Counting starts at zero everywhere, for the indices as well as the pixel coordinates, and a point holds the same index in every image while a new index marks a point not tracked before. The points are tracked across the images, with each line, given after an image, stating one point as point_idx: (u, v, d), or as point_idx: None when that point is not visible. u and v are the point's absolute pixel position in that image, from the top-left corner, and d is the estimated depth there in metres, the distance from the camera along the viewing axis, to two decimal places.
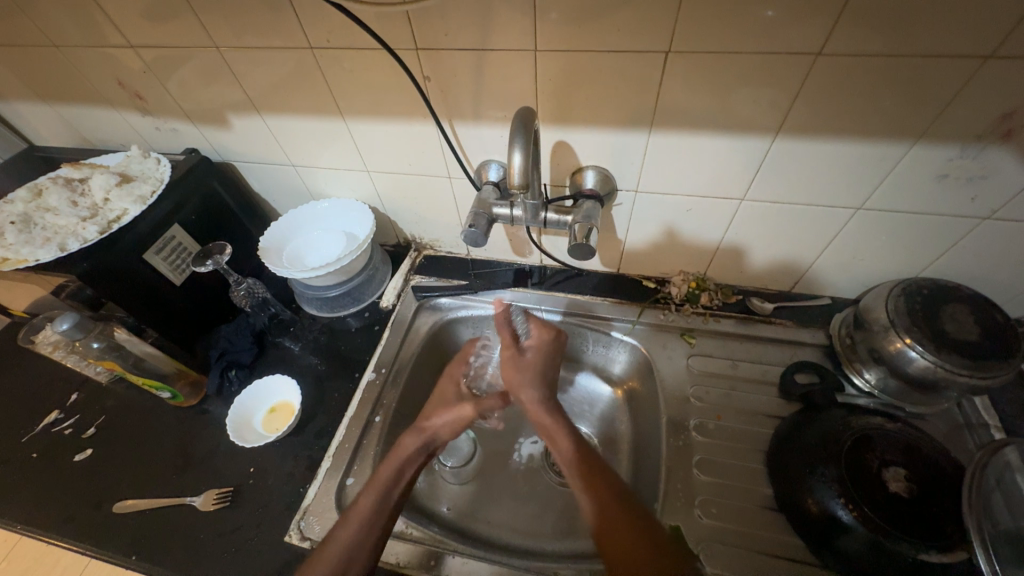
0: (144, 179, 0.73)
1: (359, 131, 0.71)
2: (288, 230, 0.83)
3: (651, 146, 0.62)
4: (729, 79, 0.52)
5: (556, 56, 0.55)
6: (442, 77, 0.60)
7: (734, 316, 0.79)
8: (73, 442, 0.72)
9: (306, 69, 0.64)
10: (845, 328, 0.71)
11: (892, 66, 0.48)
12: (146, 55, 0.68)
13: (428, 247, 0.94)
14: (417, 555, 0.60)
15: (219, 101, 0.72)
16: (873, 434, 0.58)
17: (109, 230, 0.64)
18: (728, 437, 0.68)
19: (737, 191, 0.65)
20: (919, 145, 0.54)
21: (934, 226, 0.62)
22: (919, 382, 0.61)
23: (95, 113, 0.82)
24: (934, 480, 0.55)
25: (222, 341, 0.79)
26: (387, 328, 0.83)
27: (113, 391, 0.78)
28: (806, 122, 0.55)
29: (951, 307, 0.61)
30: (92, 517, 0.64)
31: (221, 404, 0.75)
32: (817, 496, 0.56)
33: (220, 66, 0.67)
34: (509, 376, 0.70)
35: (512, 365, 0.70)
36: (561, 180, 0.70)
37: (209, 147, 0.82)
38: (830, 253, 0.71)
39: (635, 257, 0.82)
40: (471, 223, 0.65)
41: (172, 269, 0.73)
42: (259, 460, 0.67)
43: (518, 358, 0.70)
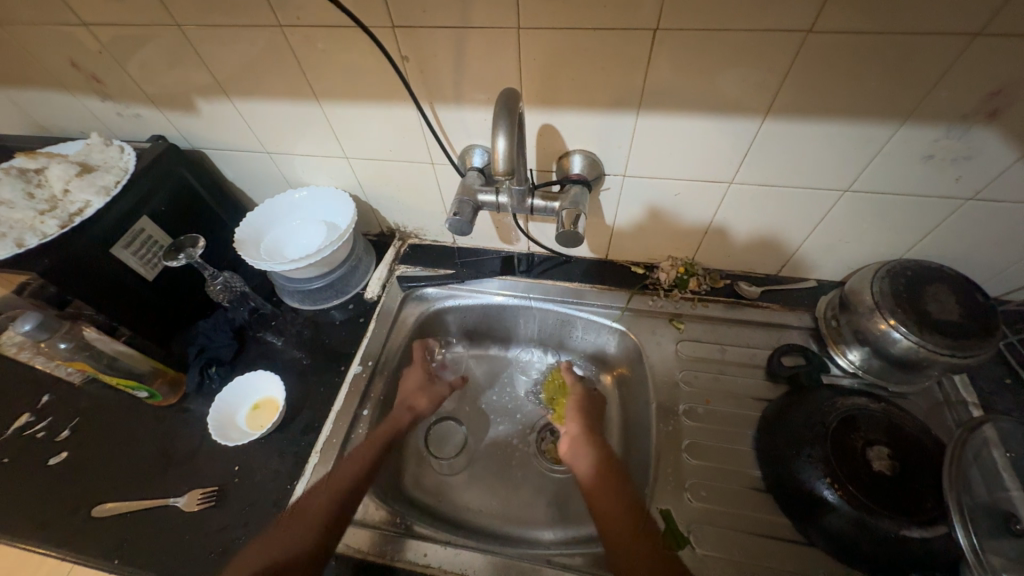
0: (107, 169, 0.69)
1: (336, 116, 0.68)
2: (266, 220, 0.79)
3: (638, 129, 0.61)
4: (717, 58, 0.51)
5: (540, 35, 0.52)
6: (421, 58, 0.58)
7: (722, 301, 0.79)
8: (47, 445, 0.70)
9: (276, 50, 0.60)
10: (831, 310, 0.72)
11: (880, 44, 0.47)
12: (103, 35, 0.63)
13: (413, 236, 0.92)
14: (393, 543, 0.60)
15: (185, 84, 0.68)
16: (857, 415, 0.59)
17: (70, 224, 0.61)
18: (716, 421, 0.69)
19: (726, 175, 0.64)
20: (907, 126, 0.53)
21: (918, 207, 0.62)
22: (901, 362, 0.62)
23: (50, 98, 0.77)
24: (915, 458, 0.56)
25: (200, 338, 0.76)
26: (372, 320, 0.81)
27: (87, 392, 0.75)
28: (794, 103, 0.54)
29: (933, 288, 0.61)
30: (71, 522, 0.62)
31: (203, 402, 0.72)
32: (802, 476, 0.57)
33: (184, 47, 0.63)
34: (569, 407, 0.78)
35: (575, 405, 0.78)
36: (548, 165, 0.69)
37: (177, 134, 0.78)
38: (817, 236, 0.71)
39: (623, 242, 0.81)
40: (455, 211, 0.62)
41: (143, 264, 0.70)
42: (244, 458, 0.66)
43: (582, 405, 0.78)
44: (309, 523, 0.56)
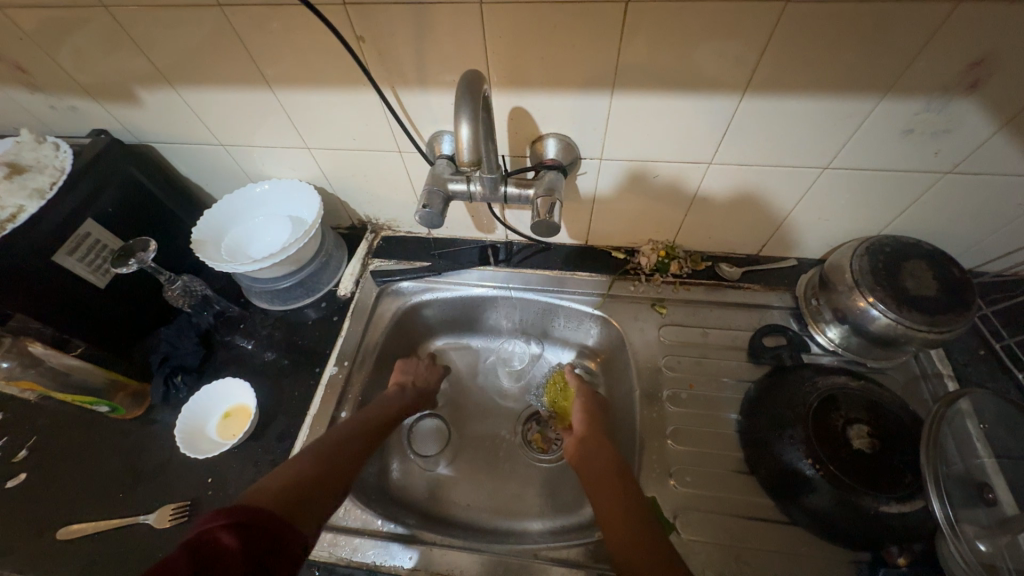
0: (41, 170, 0.63)
1: (292, 103, 0.64)
2: (226, 218, 0.75)
3: (614, 110, 0.58)
4: (693, 32, 0.48)
5: (505, 11, 0.49)
6: (379, 38, 0.53)
7: (704, 283, 0.78)
8: (3, 467, 0.66)
9: (218, 32, 0.55)
10: (811, 288, 0.72)
11: (861, 14, 0.44)
12: (21, 19, 0.57)
13: (386, 228, 0.88)
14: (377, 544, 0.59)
15: (122, 72, 0.63)
16: (838, 394, 0.60)
17: (1, 232, 0.56)
18: (700, 406, 0.68)
19: (706, 155, 0.62)
20: (887, 99, 0.52)
21: (897, 182, 0.61)
22: (880, 339, 0.62)
23: None
24: (894, 434, 0.57)
25: (164, 346, 0.72)
26: (347, 318, 0.78)
27: (44, 408, 0.71)
28: (773, 79, 0.51)
29: (911, 264, 0.61)
30: (35, 547, 0.59)
31: (170, 412, 0.69)
32: (784, 455, 0.57)
33: (116, 30, 0.57)
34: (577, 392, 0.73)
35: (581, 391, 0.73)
36: (521, 150, 0.65)
37: (120, 127, 0.72)
38: (796, 215, 0.70)
39: (603, 227, 0.79)
40: (424, 203, 0.59)
41: (91, 270, 0.65)
42: (218, 469, 0.63)
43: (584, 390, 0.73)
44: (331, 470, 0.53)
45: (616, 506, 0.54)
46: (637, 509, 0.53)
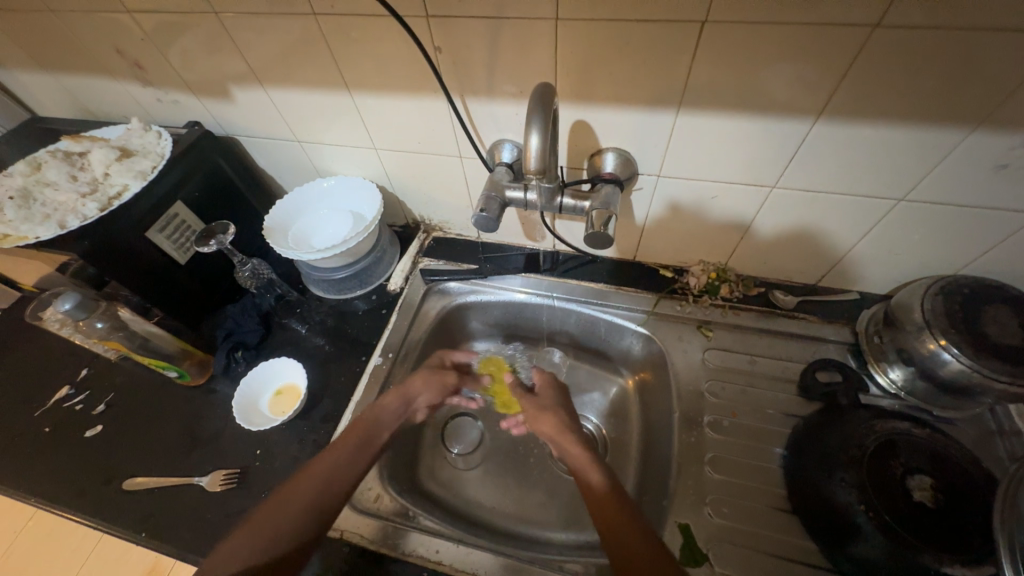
0: (145, 154, 0.70)
1: (366, 106, 0.68)
2: (295, 208, 0.80)
3: (677, 128, 0.58)
4: (767, 54, 0.47)
5: (580, 27, 0.50)
6: (455, 49, 0.56)
7: (755, 310, 0.75)
8: (84, 418, 0.73)
9: (308, 38, 0.60)
10: (873, 325, 0.68)
11: (955, 43, 0.42)
12: (143, 21, 0.64)
13: (438, 229, 0.91)
14: (401, 538, 0.59)
15: (221, 72, 0.69)
16: (898, 440, 0.56)
17: (109, 207, 0.63)
18: (743, 436, 0.66)
19: (769, 179, 0.61)
20: (979, 131, 0.49)
21: (982, 220, 0.57)
22: (951, 386, 0.58)
23: (95, 83, 0.79)
24: (961, 490, 0.52)
25: (228, 322, 0.78)
26: (394, 312, 0.81)
27: (121, 368, 0.78)
28: (850, 105, 0.50)
29: (993, 309, 0.57)
30: (103, 493, 0.64)
31: (229, 385, 0.74)
32: (833, 497, 0.54)
33: (220, 34, 0.63)
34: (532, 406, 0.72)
35: (534, 406, 0.71)
36: (579, 162, 0.66)
37: (212, 120, 0.79)
38: (863, 247, 0.66)
39: (652, 244, 0.78)
40: (482, 207, 0.61)
41: (176, 248, 0.72)
42: (266, 442, 0.67)
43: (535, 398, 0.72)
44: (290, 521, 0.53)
45: (646, 564, 0.48)
46: (668, 569, 0.48)
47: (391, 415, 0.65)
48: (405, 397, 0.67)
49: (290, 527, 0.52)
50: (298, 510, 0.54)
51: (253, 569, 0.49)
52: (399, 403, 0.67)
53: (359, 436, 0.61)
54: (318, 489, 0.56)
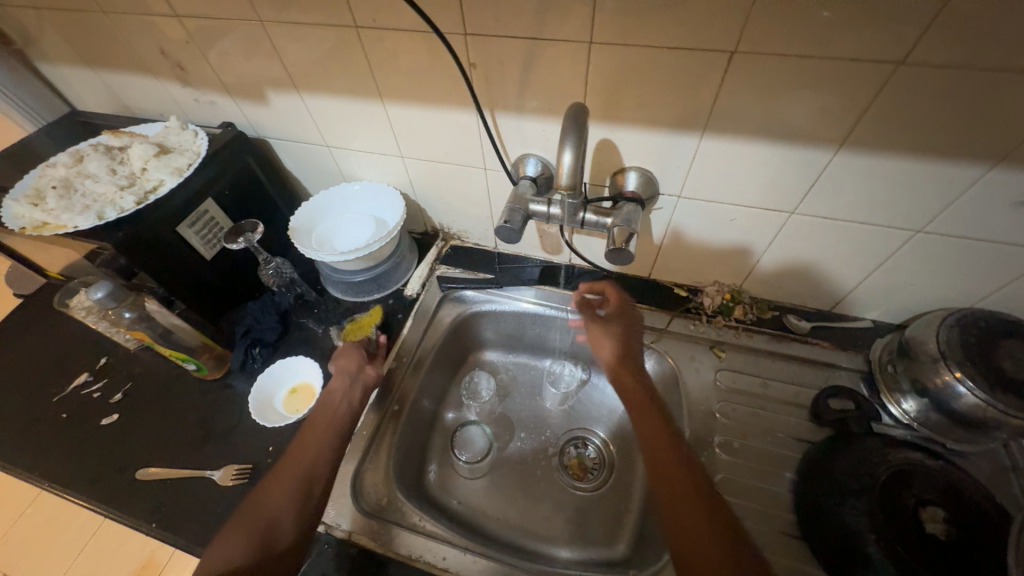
0: (181, 152, 0.73)
1: (397, 116, 0.70)
2: (320, 211, 0.82)
3: (700, 151, 0.59)
4: (793, 84, 0.49)
5: (612, 51, 0.52)
6: (488, 65, 0.58)
7: (768, 333, 0.76)
8: (101, 405, 0.74)
9: (348, 49, 0.62)
10: (887, 355, 0.68)
11: (978, 82, 0.44)
12: (190, 26, 0.67)
13: (456, 238, 0.93)
14: (412, 542, 0.59)
15: (259, 76, 0.72)
16: (911, 471, 0.56)
17: (145, 201, 0.65)
18: (753, 458, 0.66)
19: (788, 205, 0.62)
20: (999, 168, 0.50)
21: (999, 255, 0.58)
22: (965, 419, 0.58)
23: (136, 82, 0.82)
24: (975, 526, 0.52)
25: (247, 318, 0.79)
26: (410, 317, 0.82)
27: (140, 359, 0.79)
28: (872, 137, 0.51)
29: (1009, 344, 0.57)
30: (116, 481, 0.65)
31: (244, 380, 0.75)
32: (844, 525, 0.54)
33: (262, 41, 0.66)
34: (592, 331, 0.74)
35: (597, 325, 0.74)
36: (601, 180, 0.68)
37: (246, 122, 0.82)
38: (878, 276, 0.67)
39: (668, 262, 0.79)
40: (506, 219, 0.62)
41: (204, 244, 0.73)
42: (279, 439, 0.68)
43: (598, 321, 0.74)
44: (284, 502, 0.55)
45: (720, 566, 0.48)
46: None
47: (342, 400, 0.66)
48: (343, 378, 0.68)
49: (286, 509, 0.55)
50: (288, 495, 0.56)
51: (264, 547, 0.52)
52: (345, 386, 0.67)
53: (320, 420, 0.63)
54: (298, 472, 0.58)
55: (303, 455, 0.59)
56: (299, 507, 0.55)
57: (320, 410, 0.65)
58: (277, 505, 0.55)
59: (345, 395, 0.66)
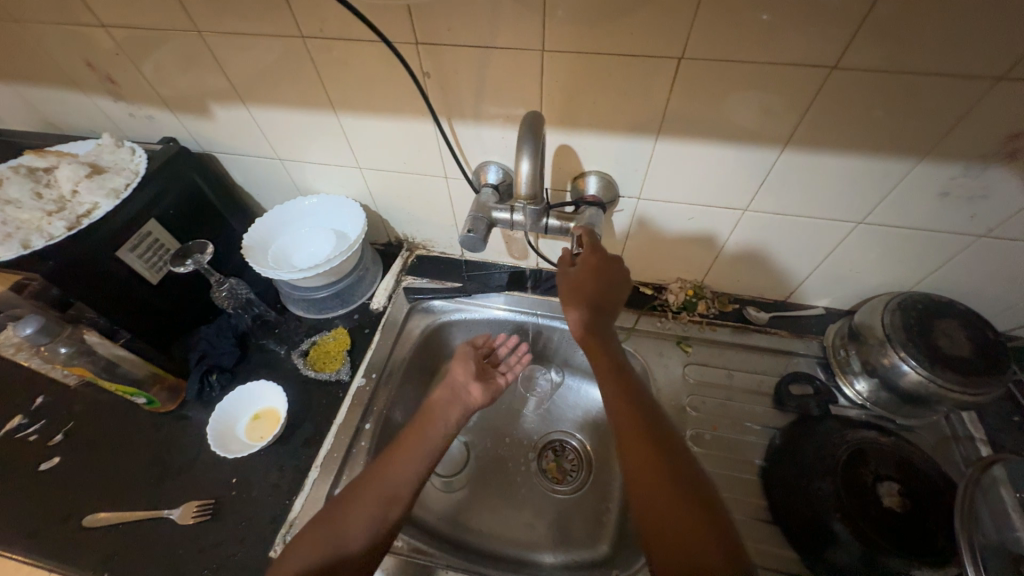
0: (117, 171, 0.68)
1: (351, 126, 0.68)
2: (275, 226, 0.79)
3: (656, 153, 0.60)
4: (738, 87, 0.51)
5: (564, 57, 0.52)
6: (443, 74, 0.57)
7: (730, 325, 0.78)
8: (39, 449, 0.68)
9: (295, 58, 0.60)
10: (839, 339, 0.72)
11: (902, 83, 0.47)
12: (120, 36, 0.63)
13: (421, 247, 0.91)
14: (400, 565, 0.60)
15: (200, 88, 0.68)
16: (867, 448, 0.60)
17: (78, 226, 0.60)
18: (723, 448, 0.68)
19: (742, 202, 0.64)
20: (925, 162, 0.53)
21: (931, 241, 0.62)
22: (911, 396, 0.62)
23: (62, 96, 0.76)
24: (925, 495, 0.56)
25: (202, 344, 0.75)
26: (378, 331, 0.80)
27: (82, 395, 0.73)
28: (813, 136, 0.54)
29: (944, 323, 0.61)
30: (60, 531, 0.60)
31: (202, 410, 0.71)
32: (812, 506, 0.57)
33: (202, 52, 0.62)
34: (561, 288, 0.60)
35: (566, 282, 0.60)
36: (562, 185, 0.68)
37: (189, 137, 0.77)
38: (828, 265, 0.71)
39: (633, 262, 0.80)
40: (469, 227, 0.62)
41: (148, 267, 0.69)
42: (243, 470, 0.64)
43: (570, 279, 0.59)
44: (362, 521, 0.52)
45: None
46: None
47: (443, 415, 0.61)
48: (447, 387, 0.65)
49: (362, 530, 0.52)
50: (366, 515, 0.52)
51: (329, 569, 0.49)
52: (451, 399, 0.63)
53: (413, 436, 0.58)
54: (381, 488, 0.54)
55: (414, 463, 0.57)
56: (373, 530, 0.52)
57: (427, 420, 0.60)
58: (351, 523, 0.52)
59: (448, 404, 0.62)
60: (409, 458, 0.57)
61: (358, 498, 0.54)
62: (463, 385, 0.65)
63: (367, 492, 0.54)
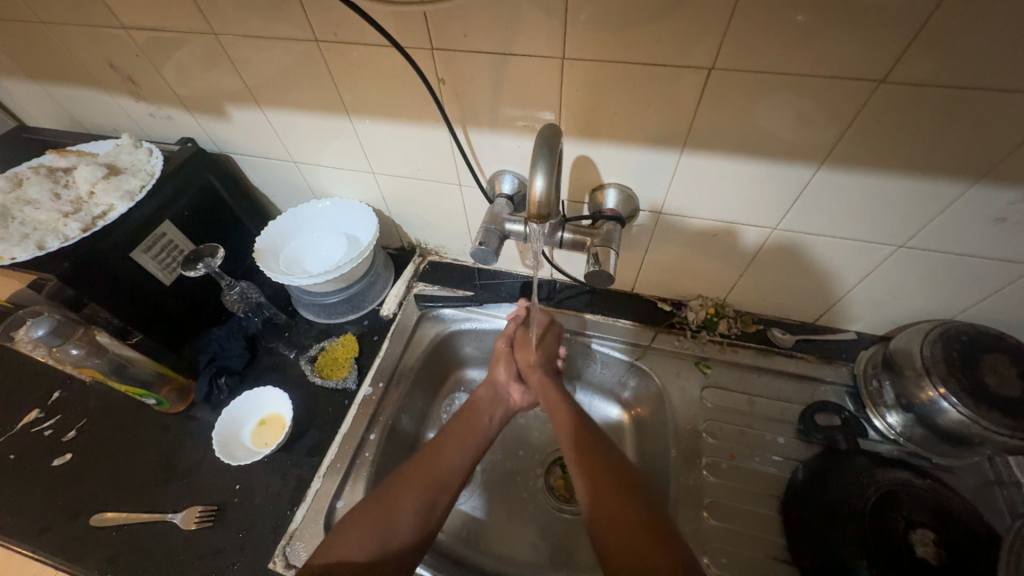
0: (134, 172, 0.68)
1: (365, 131, 0.66)
2: (288, 230, 0.78)
3: (680, 167, 0.57)
4: (772, 100, 0.47)
5: (586, 65, 0.50)
6: (458, 81, 0.55)
7: (753, 347, 0.74)
8: (53, 444, 0.69)
9: (310, 62, 0.59)
10: (872, 367, 0.67)
11: (958, 100, 0.43)
12: (141, 38, 0.63)
13: (433, 253, 0.90)
14: None
15: (218, 90, 0.67)
16: (899, 491, 0.56)
17: (93, 227, 0.60)
18: (741, 480, 0.64)
19: (771, 220, 0.60)
20: (981, 184, 0.49)
21: (982, 269, 0.57)
22: (950, 436, 0.57)
23: (86, 96, 0.77)
24: (964, 548, 0.51)
25: (213, 345, 0.75)
26: (387, 338, 0.78)
27: (97, 392, 0.75)
28: (853, 153, 0.50)
29: (992, 358, 0.56)
30: (68, 529, 0.60)
31: (210, 412, 0.71)
32: (836, 549, 0.53)
33: (219, 54, 0.62)
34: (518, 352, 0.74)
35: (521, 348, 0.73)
36: (580, 196, 0.66)
37: (206, 138, 0.77)
38: (862, 288, 0.66)
39: (651, 276, 0.77)
40: (481, 240, 0.61)
41: (162, 268, 0.69)
42: (247, 476, 0.64)
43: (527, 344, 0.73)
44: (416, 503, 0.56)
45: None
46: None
47: (487, 412, 0.69)
48: (490, 388, 0.72)
49: (413, 513, 0.55)
50: (418, 500, 0.56)
51: (379, 550, 0.52)
52: (493, 398, 0.71)
53: (464, 429, 0.65)
54: (430, 478, 0.58)
55: (464, 452, 0.62)
56: (423, 514, 0.56)
57: (474, 416, 0.67)
58: (406, 504, 0.55)
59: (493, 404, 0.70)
60: (457, 449, 0.62)
61: (411, 483, 0.57)
62: (501, 384, 0.73)
63: (417, 476, 0.58)
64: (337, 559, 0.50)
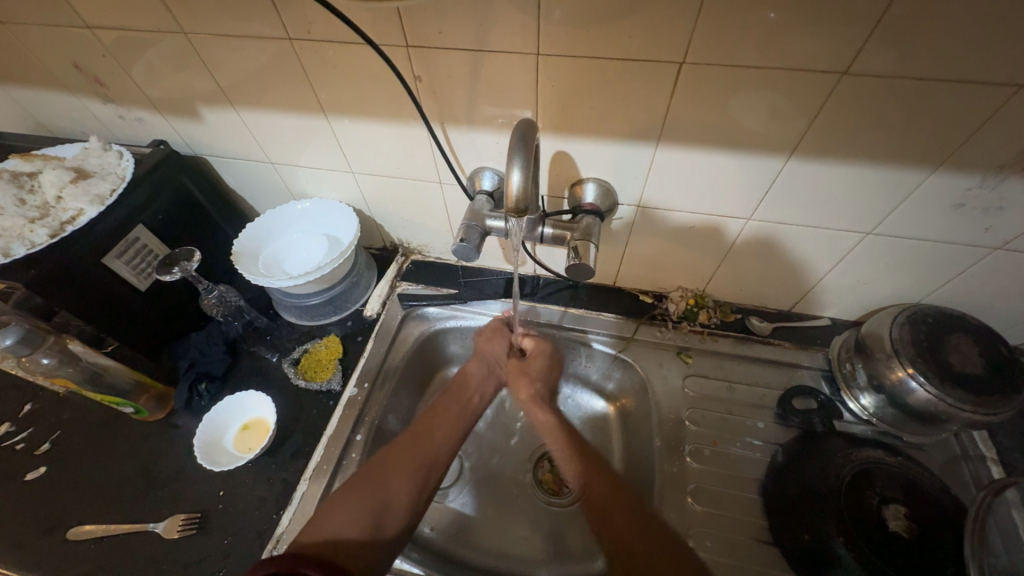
0: (103, 176, 0.67)
1: (343, 130, 0.66)
2: (267, 231, 0.77)
3: (656, 161, 0.58)
4: (741, 94, 0.49)
5: (560, 61, 0.50)
6: (435, 78, 0.56)
7: (732, 336, 0.76)
8: (25, 458, 0.67)
9: (283, 61, 0.58)
10: (845, 351, 0.69)
11: (915, 91, 0.45)
12: (107, 38, 0.61)
13: (416, 252, 0.89)
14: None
15: (189, 90, 0.66)
16: (872, 468, 0.58)
17: (61, 233, 0.59)
18: (723, 465, 0.65)
19: (745, 211, 0.62)
20: (940, 172, 0.51)
21: (944, 253, 0.60)
22: (919, 414, 0.59)
23: (50, 99, 0.75)
24: (933, 521, 0.54)
25: (192, 351, 0.74)
26: (371, 338, 0.78)
27: (71, 403, 0.73)
28: (820, 143, 0.51)
29: (956, 338, 0.59)
30: (44, 544, 0.59)
31: (191, 419, 0.70)
32: (813, 528, 0.55)
33: (190, 54, 0.61)
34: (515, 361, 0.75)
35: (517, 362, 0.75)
36: (560, 191, 0.66)
37: (179, 140, 0.76)
38: (834, 275, 0.68)
39: (633, 270, 0.78)
40: (462, 236, 0.61)
41: (136, 274, 0.68)
42: (231, 482, 0.63)
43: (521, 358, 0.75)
44: (400, 483, 0.54)
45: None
46: None
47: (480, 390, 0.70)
48: (482, 363, 0.72)
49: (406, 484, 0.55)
50: (413, 474, 0.56)
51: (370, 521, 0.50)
52: (485, 374, 0.72)
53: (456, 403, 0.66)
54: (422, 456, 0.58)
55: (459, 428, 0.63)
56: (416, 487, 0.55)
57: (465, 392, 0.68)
58: (395, 483, 0.54)
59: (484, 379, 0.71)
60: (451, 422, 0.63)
61: (410, 455, 0.57)
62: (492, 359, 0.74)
63: (414, 444, 0.58)
64: (327, 532, 0.49)
